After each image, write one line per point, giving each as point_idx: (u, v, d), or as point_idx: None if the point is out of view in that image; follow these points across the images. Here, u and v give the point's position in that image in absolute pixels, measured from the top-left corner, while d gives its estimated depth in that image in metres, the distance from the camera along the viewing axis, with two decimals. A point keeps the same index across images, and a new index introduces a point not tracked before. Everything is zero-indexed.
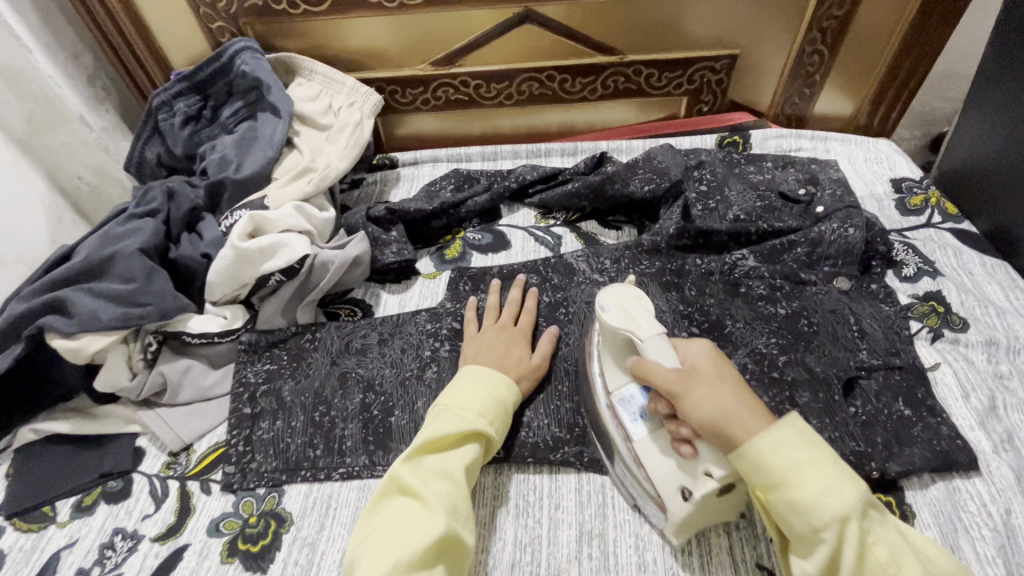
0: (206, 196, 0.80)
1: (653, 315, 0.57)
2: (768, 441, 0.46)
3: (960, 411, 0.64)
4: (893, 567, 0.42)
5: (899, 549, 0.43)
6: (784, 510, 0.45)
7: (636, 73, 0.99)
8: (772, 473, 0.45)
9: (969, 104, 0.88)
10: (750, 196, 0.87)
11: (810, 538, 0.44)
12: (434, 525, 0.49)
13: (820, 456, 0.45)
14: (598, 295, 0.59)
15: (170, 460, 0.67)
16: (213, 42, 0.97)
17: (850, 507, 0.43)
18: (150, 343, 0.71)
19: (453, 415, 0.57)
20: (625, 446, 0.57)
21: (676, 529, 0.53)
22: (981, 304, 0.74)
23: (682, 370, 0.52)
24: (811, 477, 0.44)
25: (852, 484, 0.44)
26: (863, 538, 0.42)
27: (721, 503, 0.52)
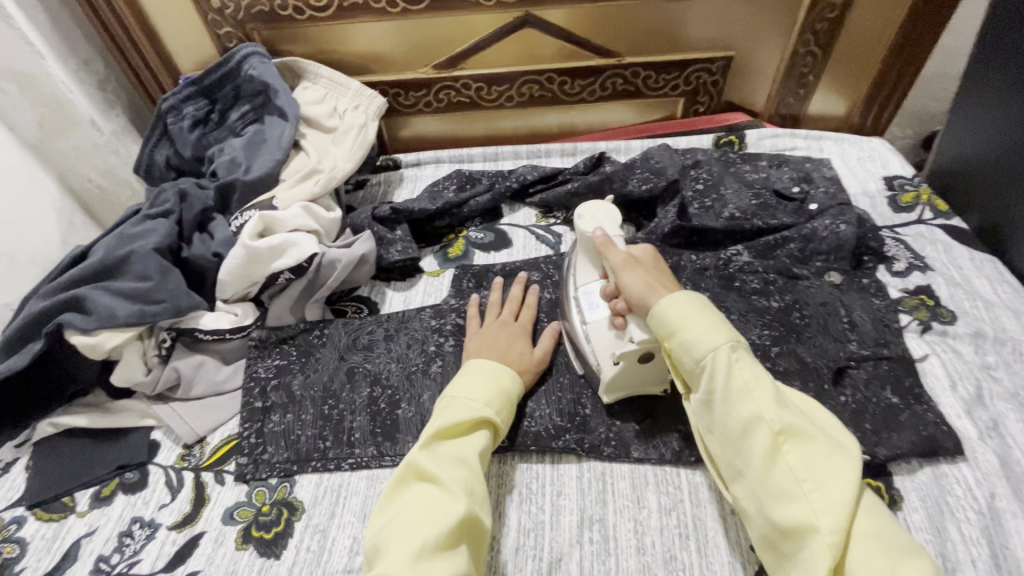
0: (216, 197, 0.83)
1: (617, 223, 0.68)
2: (670, 299, 0.56)
3: (948, 400, 0.66)
4: (754, 383, 0.51)
5: (763, 376, 0.52)
6: (676, 350, 0.54)
7: (633, 75, 1.02)
8: (668, 321, 0.55)
9: (958, 104, 0.91)
10: (745, 194, 0.89)
11: (694, 370, 0.53)
12: (456, 506, 0.51)
13: (704, 311, 0.55)
14: (575, 206, 0.69)
15: (184, 452, 0.70)
16: (220, 48, 1.00)
17: (721, 341, 0.52)
18: (164, 339, 0.73)
19: (463, 405, 0.60)
20: (580, 326, 0.66)
21: (609, 386, 0.64)
22: (969, 297, 0.77)
23: (626, 256, 0.62)
24: (696, 323, 0.54)
25: (726, 328, 0.54)
26: (732, 364, 0.52)
27: (644, 367, 0.62)
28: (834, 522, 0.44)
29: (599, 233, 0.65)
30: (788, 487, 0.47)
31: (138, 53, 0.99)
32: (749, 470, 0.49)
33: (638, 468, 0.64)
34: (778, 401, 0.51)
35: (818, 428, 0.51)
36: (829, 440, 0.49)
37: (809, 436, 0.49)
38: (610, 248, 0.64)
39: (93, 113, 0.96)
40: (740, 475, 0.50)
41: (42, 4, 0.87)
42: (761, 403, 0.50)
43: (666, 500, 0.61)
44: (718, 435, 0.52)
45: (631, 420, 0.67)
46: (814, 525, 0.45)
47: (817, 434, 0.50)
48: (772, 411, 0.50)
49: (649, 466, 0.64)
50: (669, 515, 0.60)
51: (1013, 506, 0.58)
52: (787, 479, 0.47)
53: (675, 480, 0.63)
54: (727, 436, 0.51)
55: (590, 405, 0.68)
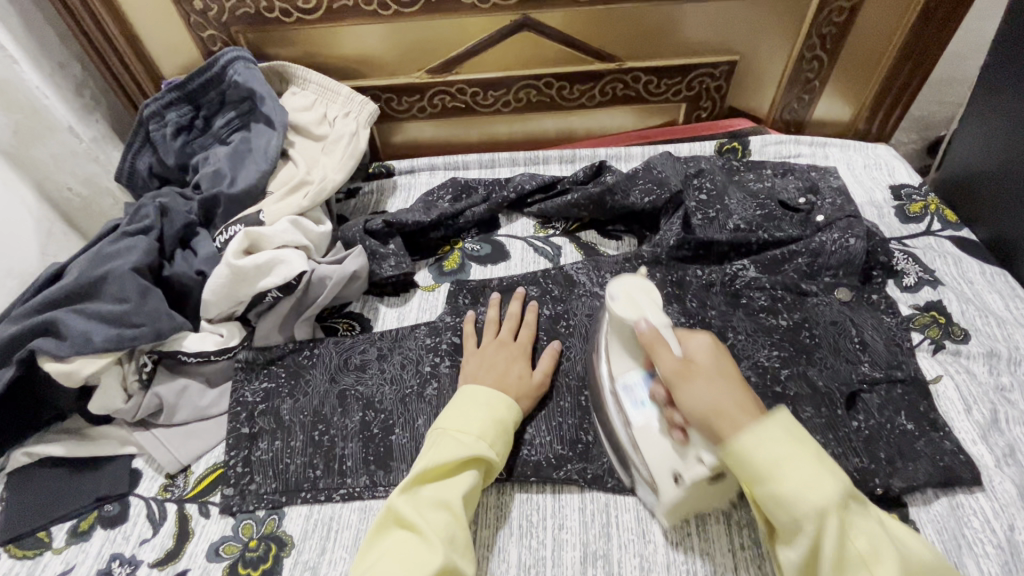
0: (200, 210, 0.79)
1: (657, 303, 0.59)
2: (753, 437, 0.46)
3: (963, 424, 0.64)
4: (873, 558, 0.41)
5: (883, 545, 0.42)
6: (767, 503, 0.45)
7: (634, 80, 0.99)
8: (754, 464, 0.45)
9: (968, 112, 0.88)
10: (750, 205, 0.87)
11: (790, 529, 0.44)
12: (432, 559, 0.48)
13: (804, 451, 0.45)
14: (608, 282, 0.60)
15: (167, 483, 0.66)
16: (204, 51, 0.95)
17: (831, 500, 0.42)
18: (146, 363, 0.70)
19: (448, 440, 0.57)
20: (625, 431, 0.58)
21: (668, 508, 0.56)
22: (981, 314, 0.74)
23: (681, 359, 0.53)
24: (793, 470, 0.44)
25: (833, 478, 0.43)
26: (845, 530, 0.42)
27: (712, 486, 0.54)
28: None
29: (643, 325, 0.56)
30: None
31: (118, 57, 0.94)
32: None
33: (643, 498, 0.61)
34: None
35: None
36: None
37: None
38: (659, 347, 0.54)
39: (71, 119, 0.91)
40: None
41: (13, 5, 0.82)
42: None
43: (673, 533, 0.59)
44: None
45: None
46: None
47: None
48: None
49: None
50: (676, 549, 0.58)
51: None
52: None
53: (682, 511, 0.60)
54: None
55: (592, 431, 0.65)
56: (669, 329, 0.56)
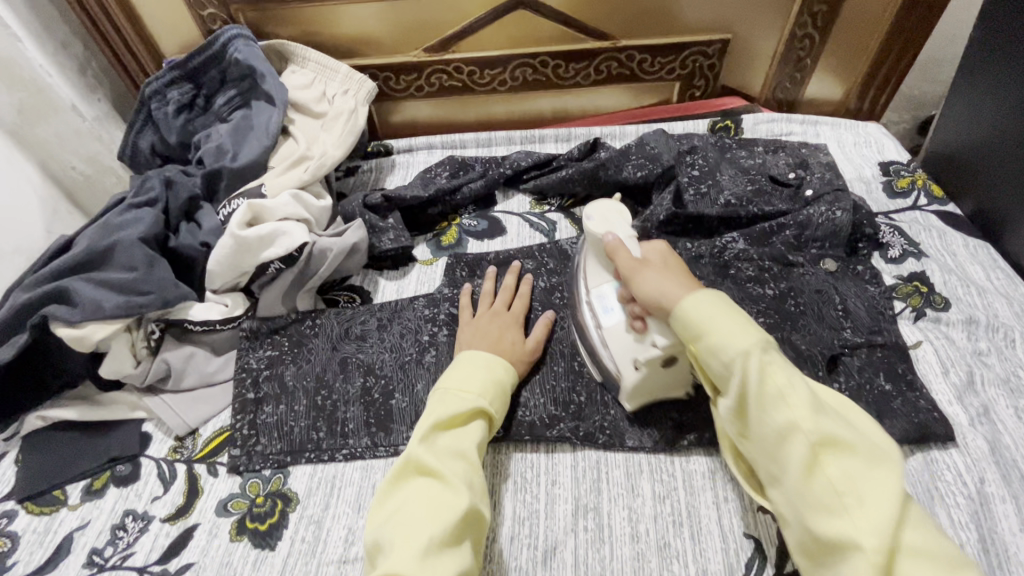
0: (203, 185, 0.81)
1: (627, 224, 0.66)
2: (691, 304, 0.52)
3: (940, 386, 0.67)
4: (788, 390, 0.47)
5: (796, 381, 0.48)
6: (704, 355, 0.51)
7: (629, 58, 1.00)
8: (692, 325, 0.52)
9: (953, 90, 0.90)
10: (741, 180, 0.89)
11: (723, 373, 0.50)
12: (459, 501, 0.51)
13: (733, 314, 0.51)
14: (585, 207, 0.67)
15: (176, 445, 0.69)
16: (204, 30, 0.97)
17: (751, 344, 0.49)
18: (153, 331, 0.72)
19: (458, 397, 0.59)
20: (596, 332, 0.64)
21: (631, 393, 0.62)
22: (963, 284, 0.77)
23: (637, 259, 0.60)
24: (721, 324, 0.50)
25: (754, 330, 0.50)
26: (764, 368, 0.48)
27: (669, 370, 0.60)
28: (879, 541, 0.40)
29: (610, 237, 0.63)
30: (829, 497, 0.44)
31: (120, 35, 0.95)
32: (785, 478, 0.46)
33: (632, 456, 0.64)
34: (815, 406, 0.47)
35: (859, 434, 0.46)
36: (869, 448, 0.45)
37: (851, 444, 0.45)
38: (622, 251, 0.61)
39: (74, 98, 0.93)
40: (777, 483, 0.47)
41: None
42: (796, 410, 0.46)
43: (660, 488, 0.62)
44: (754, 444, 0.49)
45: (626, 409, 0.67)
46: (856, 545, 0.41)
47: (860, 442, 0.46)
48: (804, 413, 0.46)
49: (644, 454, 0.64)
50: (663, 502, 0.60)
51: (1002, 491, 0.59)
52: (827, 491, 0.44)
53: (669, 468, 0.63)
54: (765, 448, 0.48)
55: (584, 393, 0.68)
56: (633, 241, 0.64)
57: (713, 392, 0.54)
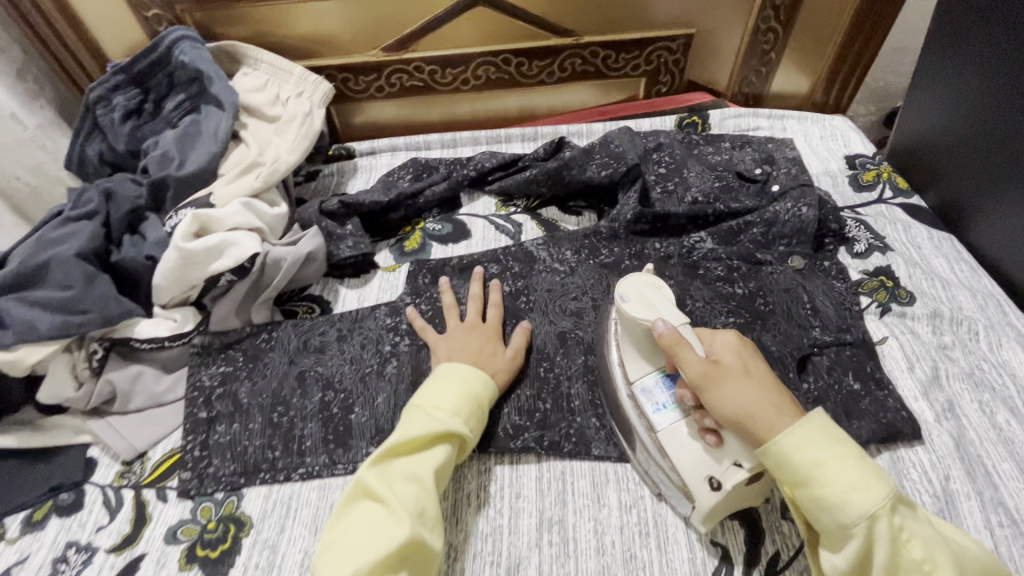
0: (149, 195, 0.77)
1: (669, 301, 0.59)
2: (796, 442, 0.46)
3: (906, 382, 0.66)
4: (925, 562, 0.42)
5: (933, 545, 0.43)
6: (811, 507, 0.46)
7: (593, 55, 0.98)
8: (798, 468, 0.46)
9: (914, 82, 0.90)
10: (708, 177, 0.87)
11: (840, 533, 0.44)
12: (399, 530, 0.49)
13: (847, 459, 0.45)
14: (617, 286, 0.61)
15: (123, 470, 0.66)
16: (150, 32, 0.93)
17: (878, 502, 0.43)
18: (96, 350, 0.69)
19: (425, 416, 0.57)
20: (648, 435, 0.58)
21: (704, 516, 0.53)
22: (927, 277, 0.77)
23: (709, 360, 0.53)
24: (842, 476, 0.44)
25: (882, 483, 0.44)
26: (895, 533, 0.43)
27: (750, 487, 0.53)
28: None
29: (659, 325, 0.56)
30: None
31: (59, 38, 0.91)
32: None
33: (598, 465, 0.63)
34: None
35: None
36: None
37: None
38: (683, 349, 0.53)
39: (13, 104, 0.87)
40: None
41: None
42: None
43: (627, 497, 0.60)
44: None
45: (592, 416, 0.65)
46: None
47: None
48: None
49: (610, 463, 0.63)
50: (629, 512, 0.59)
51: (967, 488, 0.58)
52: None
53: (636, 476, 0.62)
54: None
55: (550, 400, 0.66)
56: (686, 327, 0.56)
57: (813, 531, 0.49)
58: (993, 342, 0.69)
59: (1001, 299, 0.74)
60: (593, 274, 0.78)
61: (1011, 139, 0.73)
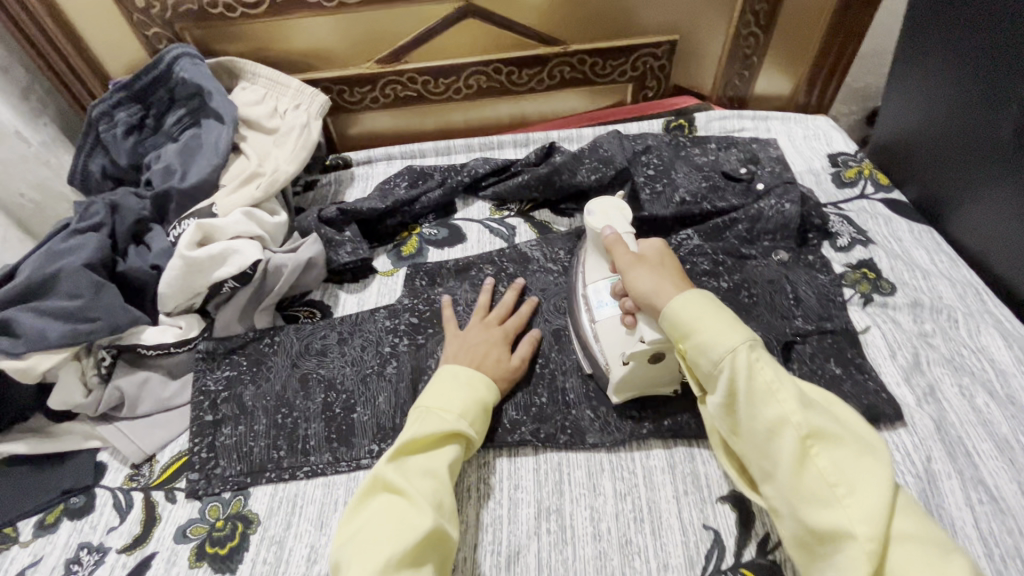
0: (153, 206, 0.80)
1: (627, 221, 0.67)
2: (680, 302, 0.55)
3: (888, 368, 0.69)
4: (776, 384, 0.49)
5: (783, 376, 0.50)
6: (692, 354, 0.53)
7: (580, 62, 1.01)
8: (681, 322, 0.54)
9: (890, 82, 0.94)
10: (696, 177, 0.89)
11: (711, 371, 0.52)
12: (422, 521, 0.51)
13: (715, 310, 0.53)
14: (586, 203, 0.69)
15: (133, 473, 0.68)
16: (151, 50, 0.96)
17: (737, 342, 0.51)
18: (104, 358, 0.71)
19: (436, 417, 0.59)
20: (590, 325, 0.66)
21: (619, 386, 0.63)
22: (908, 268, 0.79)
23: (634, 256, 0.62)
24: (712, 322, 0.52)
25: (742, 326, 0.52)
26: (751, 365, 0.50)
27: (657, 365, 0.61)
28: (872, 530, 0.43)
29: (608, 232, 0.65)
30: (820, 491, 0.46)
31: (62, 58, 0.93)
32: (777, 473, 0.48)
33: (593, 455, 0.65)
34: (800, 399, 0.49)
35: (843, 426, 0.49)
36: (859, 443, 0.48)
37: (834, 436, 0.48)
38: (618, 245, 0.63)
39: (19, 124, 0.90)
40: (769, 478, 0.49)
41: None
42: (785, 406, 0.48)
43: (621, 486, 0.62)
44: (746, 440, 0.51)
45: (587, 409, 0.67)
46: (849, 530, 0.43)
47: (844, 434, 0.48)
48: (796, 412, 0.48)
49: (604, 453, 0.65)
50: (624, 499, 0.61)
51: (948, 468, 0.61)
52: (818, 480, 0.46)
53: (630, 465, 0.64)
54: (754, 442, 0.50)
55: (545, 394, 0.68)
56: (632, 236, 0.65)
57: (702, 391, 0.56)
58: (972, 328, 0.72)
59: (979, 287, 0.77)
60: None
61: (983, 134, 0.77)
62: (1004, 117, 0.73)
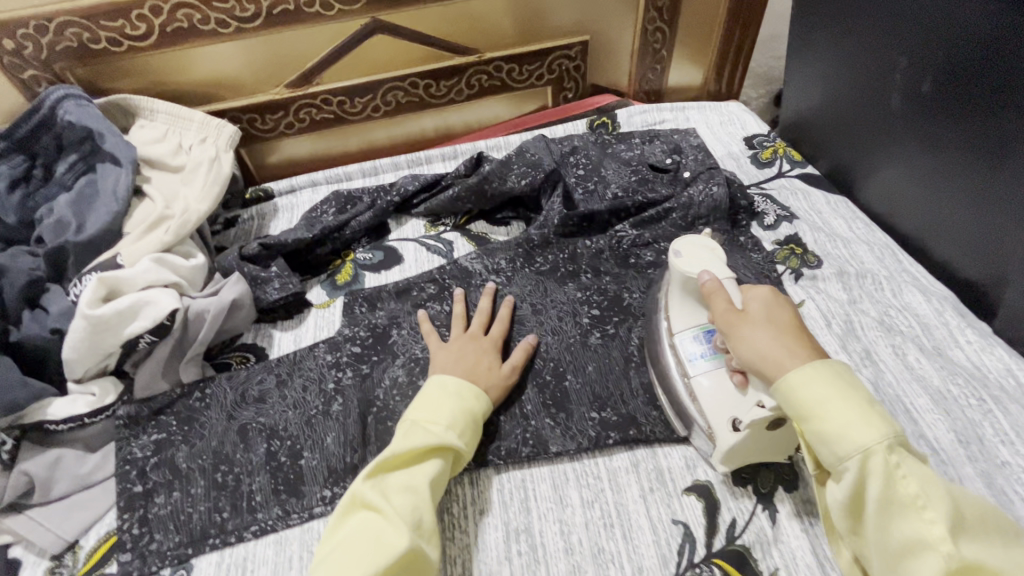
0: (48, 265, 0.72)
1: (721, 262, 0.62)
2: (799, 376, 0.47)
3: (824, 336, 0.72)
4: (919, 499, 0.42)
5: (932, 489, 0.42)
6: (815, 441, 0.46)
7: (497, 69, 1.01)
8: (798, 406, 0.47)
9: (790, 62, 0.98)
10: (625, 172, 0.90)
11: (835, 466, 0.45)
12: (398, 541, 0.49)
13: (860, 400, 0.45)
14: (672, 242, 0.64)
15: (53, 565, 0.60)
16: (30, 94, 0.86)
17: (872, 442, 0.43)
18: (4, 442, 0.64)
19: (421, 430, 0.57)
20: (682, 381, 0.60)
21: (724, 457, 0.57)
22: (830, 240, 0.83)
23: (732, 311, 0.54)
24: (854, 407, 0.44)
25: (881, 421, 0.44)
26: (887, 472, 0.42)
27: (772, 433, 0.55)
28: None
29: (705, 278, 0.59)
30: None
31: None
32: None
33: (557, 466, 0.63)
34: (953, 516, 0.41)
35: (998, 554, 0.40)
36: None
37: (991, 571, 0.39)
38: (717, 296, 0.56)
39: None
40: None
41: None
42: (917, 512, 0.41)
43: (588, 492, 0.61)
44: (872, 544, 0.44)
45: (545, 417, 0.66)
46: None
47: (1007, 572, 0.39)
48: (928, 516, 0.41)
49: (568, 462, 0.64)
50: (592, 507, 0.60)
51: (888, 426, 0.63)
52: None
53: (594, 470, 0.63)
54: (883, 547, 0.43)
55: (501, 410, 0.66)
56: (731, 282, 0.59)
57: (822, 472, 0.49)
58: (895, 288, 0.76)
59: (895, 249, 0.82)
60: (530, 280, 0.79)
61: (879, 106, 0.81)
62: (895, 87, 0.78)
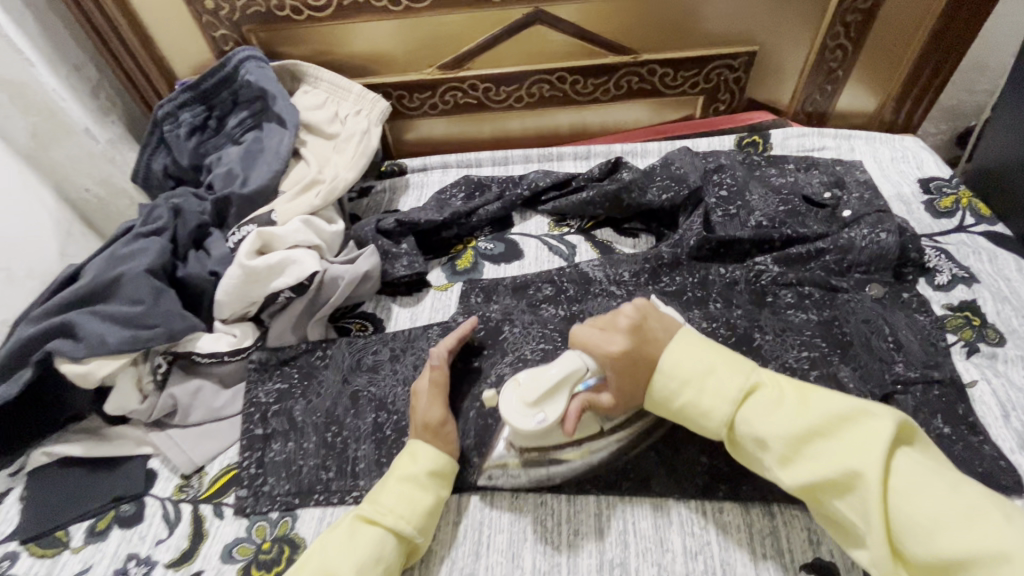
0: (213, 211, 0.79)
1: (528, 376, 0.56)
2: (659, 386, 0.54)
3: (1001, 432, 0.61)
4: (759, 445, 0.50)
5: (766, 425, 0.49)
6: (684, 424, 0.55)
7: (650, 72, 0.96)
8: (659, 400, 0.54)
9: (1003, 100, 0.85)
10: (772, 200, 0.83)
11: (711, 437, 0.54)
12: None
13: (706, 364, 0.53)
14: (520, 426, 0.54)
15: (182, 483, 0.67)
16: (216, 51, 0.95)
17: (714, 412, 0.51)
18: (160, 364, 0.71)
19: (350, 511, 0.56)
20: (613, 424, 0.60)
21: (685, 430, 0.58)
22: (1018, 315, 0.71)
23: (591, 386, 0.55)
24: (698, 385, 0.52)
25: (717, 383, 0.52)
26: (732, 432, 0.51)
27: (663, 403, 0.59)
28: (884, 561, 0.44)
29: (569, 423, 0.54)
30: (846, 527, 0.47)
31: (129, 53, 0.93)
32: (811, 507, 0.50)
33: (660, 505, 0.60)
34: (786, 438, 0.49)
35: (844, 452, 0.46)
36: (856, 467, 0.45)
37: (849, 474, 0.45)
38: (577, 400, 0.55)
39: (88, 121, 0.90)
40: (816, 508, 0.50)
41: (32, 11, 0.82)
42: (772, 445, 0.49)
43: (692, 542, 0.57)
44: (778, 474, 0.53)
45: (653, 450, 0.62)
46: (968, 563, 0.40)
47: (849, 459, 0.46)
48: (779, 448, 0.49)
49: (673, 503, 0.60)
50: (695, 559, 0.56)
51: None
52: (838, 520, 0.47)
53: (701, 519, 0.58)
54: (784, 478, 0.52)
55: None
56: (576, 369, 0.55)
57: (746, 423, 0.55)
58: None
59: None
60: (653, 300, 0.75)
61: None
62: None
